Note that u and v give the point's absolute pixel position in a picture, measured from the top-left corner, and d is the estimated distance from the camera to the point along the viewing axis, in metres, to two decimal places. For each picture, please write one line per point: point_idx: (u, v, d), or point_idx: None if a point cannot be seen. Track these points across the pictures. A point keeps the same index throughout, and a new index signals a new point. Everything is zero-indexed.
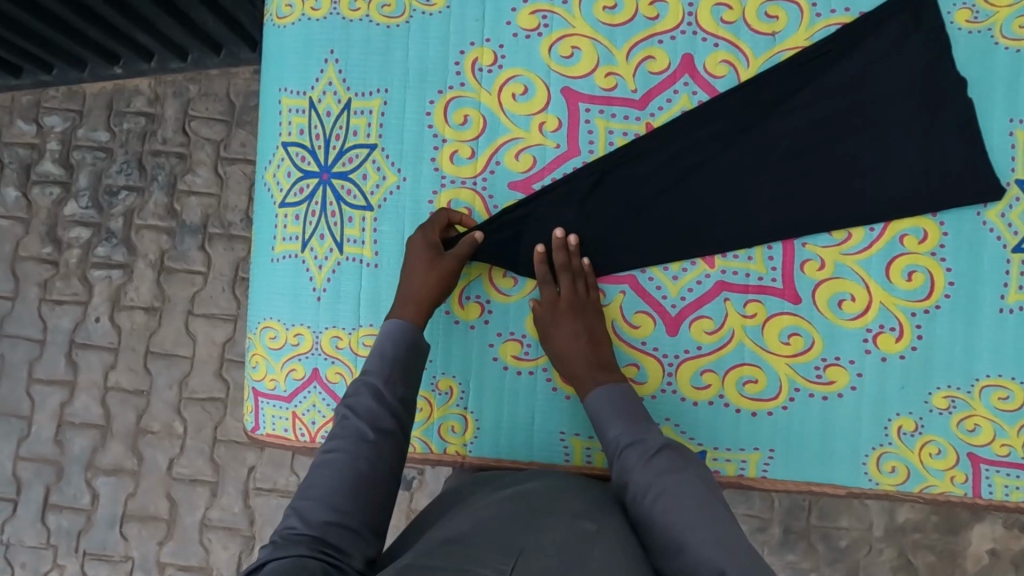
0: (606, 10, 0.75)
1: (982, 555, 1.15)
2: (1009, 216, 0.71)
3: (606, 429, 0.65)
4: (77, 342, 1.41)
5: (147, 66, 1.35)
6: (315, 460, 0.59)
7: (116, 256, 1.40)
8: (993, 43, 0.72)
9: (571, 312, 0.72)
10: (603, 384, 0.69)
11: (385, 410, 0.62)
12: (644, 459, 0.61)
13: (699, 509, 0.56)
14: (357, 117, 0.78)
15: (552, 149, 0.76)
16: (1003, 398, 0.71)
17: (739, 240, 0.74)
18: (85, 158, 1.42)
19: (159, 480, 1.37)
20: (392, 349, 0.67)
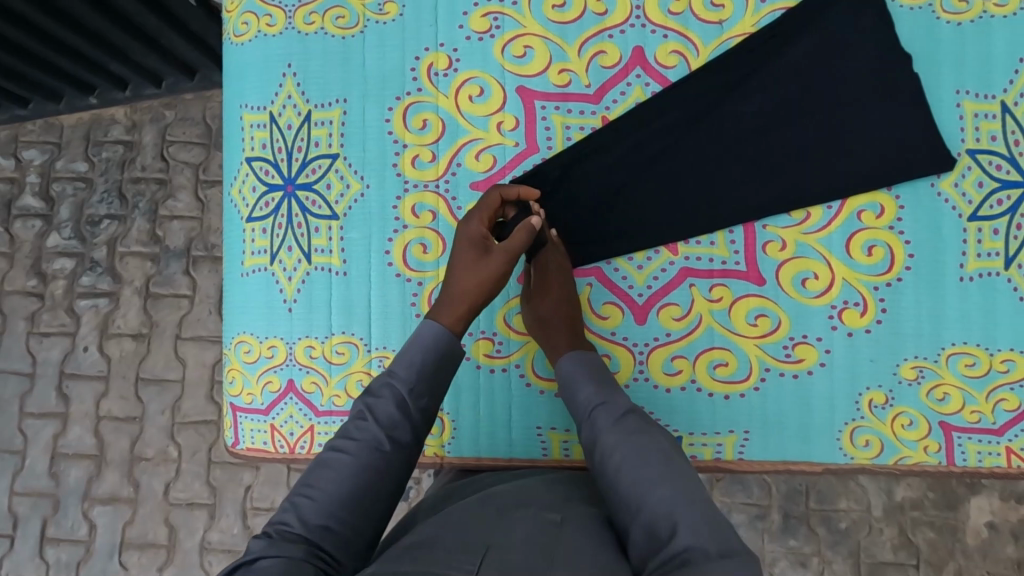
0: (556, 8, 0.76)
1: (981, 529, 1.15)
2: (963, 186, 0.72)
3: (576, 392, 0.65)
4: (67, 372, 1.41)
5: (123, 94, 1.36)
6: (322, 456, 0.57)
7: (101, 284, 1.41)
8: (935, 18, 0.73)
9: (554, 284, 0.73)
10: (574, 350, 0.69)
11: (405, 421, 0.60)
12: (612, 420, 0.61)
13: (662, 466, 0.55)
14: (318, 128, 0.79)
15: (512, 148, 0.76)
16: (970, 364, 0.72)
17: (701, 226, 0.74)
18: (66, 190, 1.43)
19: (157, 506, 1.37)
20: (422, 356, 0.63)
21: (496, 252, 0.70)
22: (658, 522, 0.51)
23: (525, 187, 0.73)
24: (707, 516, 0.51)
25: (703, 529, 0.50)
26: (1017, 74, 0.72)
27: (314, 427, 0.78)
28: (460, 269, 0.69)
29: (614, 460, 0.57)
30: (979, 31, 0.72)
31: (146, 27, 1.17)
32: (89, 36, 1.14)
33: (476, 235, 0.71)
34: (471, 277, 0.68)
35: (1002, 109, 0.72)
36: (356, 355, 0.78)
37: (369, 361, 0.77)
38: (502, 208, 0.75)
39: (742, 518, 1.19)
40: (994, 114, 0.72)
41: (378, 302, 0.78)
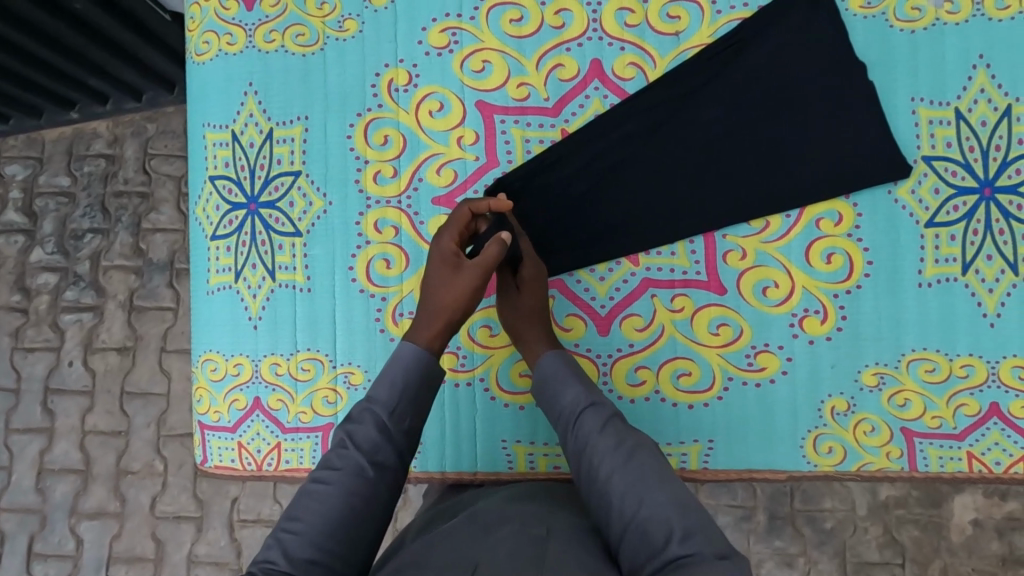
0: (513, 22, 0.76)
1: (966, 526, 1.15)
2: (919, 192, 0.72)
3: (562, 392, 0.63)
4: (52, 388, 1.41)
5: (103, 108, 1.36)
6: (304, 488, 0.57)
7: (85, 298, 1.41)
8: (889, 26, 0.73)
9: (533, 277, 0.72)
10: (557, 351, 0.68)
11: (387, 442, 0.60)
12: (600, 423, 0.60)
13: (654, 472, 0.55)
14: (280, 145, 0.79)
15: (472, 162, 0.77)
16: (930, 370, 0.72)
17: (661, 237, 0.75)
18: (49, 205, 1.43)
19: (144, 520, 1.37)
20: (403, 375, 0.63)
21: (468, 268, 0.68)
22: (653, 529, 0.51)
23: (496, 200, 0.70)
24: (701, 523, 0.51)
25: (698, 537, 0.50)
26: (970, 81, 0.72)
27: (281, 444, 0.78)
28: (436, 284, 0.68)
29: (605, 464, 0.57)
30: (932, 39, 0.73)
31: (122, 43, 1.16)
32: (67, 53, 1.14)
33: (447, 252, 0.70)
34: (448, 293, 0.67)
35: (956, 116, 0.72)
36: (322, 371, 0.78)
37: (334, 377, 0.78)
38: (475, 221, 0.73)
39: (728, 520, 1.19)
40: (949, 120, 0.72)
41: (342, 318, 0.78)
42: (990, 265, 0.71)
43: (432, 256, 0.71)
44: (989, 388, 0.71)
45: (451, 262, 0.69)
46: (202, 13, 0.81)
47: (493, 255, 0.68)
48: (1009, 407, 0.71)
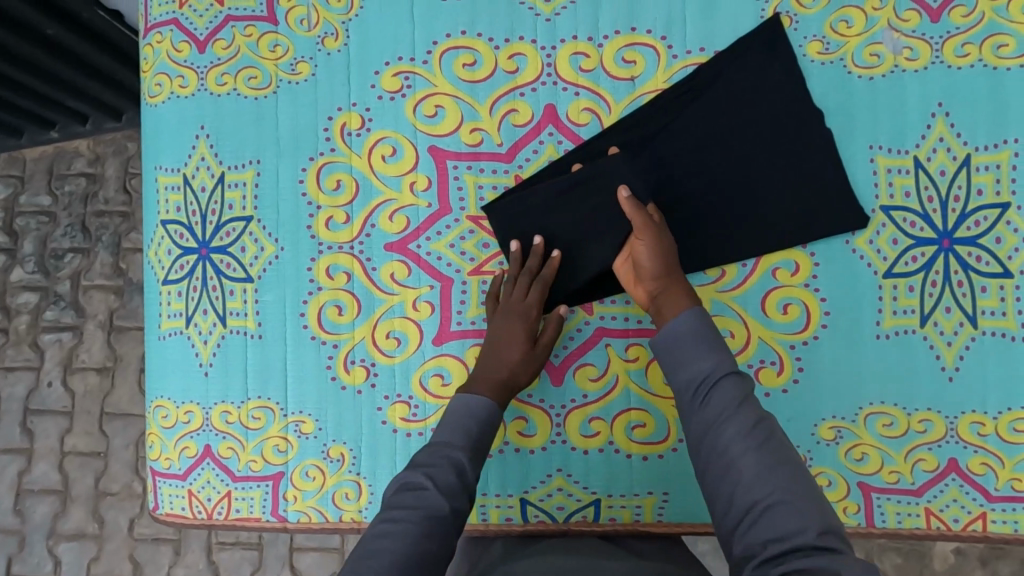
0: (466, 67, 0.75)
1: (948, 554, 1.12)
2: (877, 242, 0.71)
3: (696, 355, 0.60)
4: (31, 409, 1.39)
5: (84, 128, 1.31)
6: (378, 526, 0.56)
7: (66, 318, 1.39)
8: (847, 72, 0.72)
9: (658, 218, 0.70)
10: (694, 308, 0.64)
11: (463, 489, 0.61)
12: (735, 397, 0.57)
13: (790, 459, 0.54)
14: (231, 190, 0.78)
15: (425, 208, 0.76)
16: (888, 424, 0.70)
17: (615, 286, 0.74)
18: (30, 224, 1.41)
19: (123, 541, 1.36)
20: (479, 427, 0.66)
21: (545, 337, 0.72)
22: (784, 518, 0.50)
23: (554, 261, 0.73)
24: (833, 521, 0.51)
25: (832, 536, 0.49)
26: (929, 129, 0.71)
27: (231, 493, 0.77)
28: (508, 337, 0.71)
29: (737, 442, 0.55)
30: (891, 86, 0.71)
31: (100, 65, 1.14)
32: (45, 76, 1.09)
33: (527, 328, 0.71)
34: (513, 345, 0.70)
35: (915, 164, 0.71)
36: (272, 419, 0.77)
37: (285, 426, 0.76)
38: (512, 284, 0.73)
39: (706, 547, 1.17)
40: (908, 169, 0.71)
41: (293, 365, 0.77)
42: (948, 318, 0.70)
43: (512, 326, 0.71)
44: (947, 443, 0.70)
45: (523, 345, 0.70)
46: (155, 54, 0.79)
47: (560, 327, 0.72)
48: (967, 462, 0.69)
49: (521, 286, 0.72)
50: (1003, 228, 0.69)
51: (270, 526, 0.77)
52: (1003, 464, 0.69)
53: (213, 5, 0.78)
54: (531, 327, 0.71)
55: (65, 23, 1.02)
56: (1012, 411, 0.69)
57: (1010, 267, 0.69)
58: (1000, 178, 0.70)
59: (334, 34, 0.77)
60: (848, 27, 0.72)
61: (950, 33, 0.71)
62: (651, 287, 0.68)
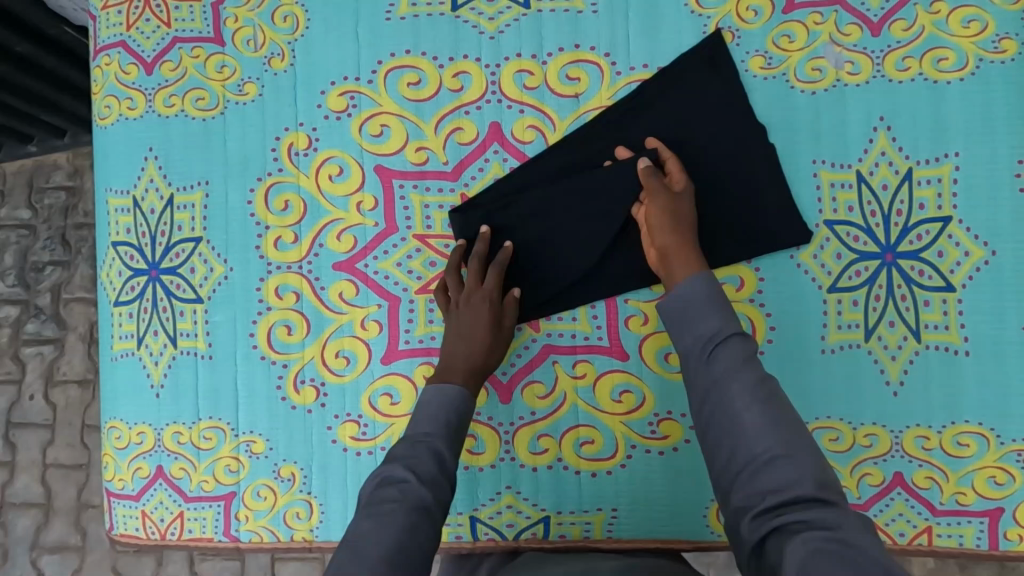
0: (410, 86, 0.75)
1: (926, 559, 1.04)
2: (822, 257, 0.71)
3: (704, 315, 0.59)
4: (13, 422, 1.28)
5: (62, 141, 1.22)
6: (362, 524, 0.51)
7: (46, 331, 1.28)
8: (789, 87, 0.72)
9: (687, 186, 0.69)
10: (702, 271, 0.62)
11: (445, 478, 0.57)
12: (741, 354, 0.56)
13: (794, 417, 0.53)
14: (180, 212, 0.78)
15: (372, 228, 0.76)
16: (834, 439, 0.70)
17: (563, 303, 0.74)
18: (9, 237, 1.29)
19: (106, 553, 1.27)
20: (455, 417, 0.63)
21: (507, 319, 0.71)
22: (785, 470, 0.49)
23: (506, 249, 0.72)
24: (836, 480, 0.50)
25: (833, 491, 0.49)
26: (871, 143, 0.71)
27: (184, 513, 0.77)
28: (473, 324, 0.70)
29: (741, 397, 0.53)
30: (833, 100, 0.71)
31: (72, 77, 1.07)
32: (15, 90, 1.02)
33: (485, 313, 0.70)
34: (479, 329, 0.69)
35: (857, 179, 0.71)
36: (223, 439, 0.77)
37: (236, 446, 0.77)
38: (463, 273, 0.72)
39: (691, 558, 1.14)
40: (850, 183, 0.71)
41: (243, 386, 0.77)
42: (892, 332, 0.70)
43: (471, 312, 0.70)
44: (892, 458, 0.70)
45: (489, 334, 0.69)
46: (104, 76, 0.80)
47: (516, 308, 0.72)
48: (912, 476, 0.69)
49: (475, 273, 0.72)
50: (945, 241, 0.69)
51: (223, 545, 0.77)
52: (947, 478, 0.69)
53: (160, 26, 0.78)
54: (494, 314, 0.70)
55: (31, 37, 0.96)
56: (956, 425, 0.69)
57: (953, 281, 0.69)
58: (942, 192, 0.70)
59: (281, 55, 0.77)
60: (790, 43, 0.72)
61: (891, 46, 0.71)
62: (662, 242, 0.65)
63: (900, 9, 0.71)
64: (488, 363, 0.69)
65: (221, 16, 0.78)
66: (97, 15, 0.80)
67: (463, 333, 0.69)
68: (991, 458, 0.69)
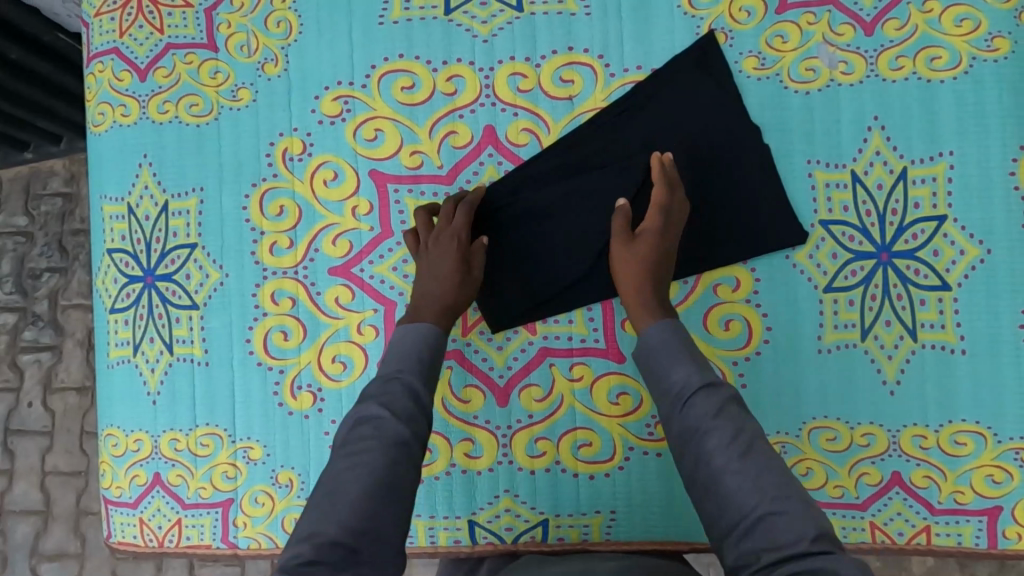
0: (404, 90, 0.75)
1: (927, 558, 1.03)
2: (817, 257, 0.71)
3: (672, 369, 0.60)
4: (11, 429, 1.28)
5: (57, 148, 1.22)
6: (343, 460, 0.57)
7: (44, 337, 1.28)
8: (783, 87, 0.72)
9: (655, 229, 0.68)
10: (664, 321, 0.64)
11: (421, 413, 0.62)
12: (715, 404, 0.57)
13: (773, 464, 0.55)
14: (175, 218, 0.78)
15: (367, 232, 0.76)
16: (831, 439, 0.70)
17: (559, 305, 0.74)
18: (5, 244, 1.29)
19: (107, 559, 1.26)
20: (429, 353, 0.66)
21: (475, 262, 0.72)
22: (779, 526, 0.51)
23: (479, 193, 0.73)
24: (824, 524, 0.52)
25: (824, 537, 0.51)
26: (865, 143, 0.71)
27: (181, 520, 0.77)
28: (441, 259, 0.70)
29: (719, 453, 0.55)
30: (827, 100, 0.71)
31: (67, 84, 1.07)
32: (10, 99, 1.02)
33: (454, 252, 0.70)
34: (446, 264, 0.70)
35: (852, 178, 0.71)
36: (220, 446, 0.77)
37: (233, 453, 0.77)
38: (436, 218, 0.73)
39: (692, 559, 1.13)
40: (845, 183, 0.71)
41: (239, 392, 0.77)
42: (888, 331, 0.70)
43: (439, 250, 0.70)
44: (889, 457, 0.70)
45: (458, 272, 0.70)
46: (97, 83, 0.80)
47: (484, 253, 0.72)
48: (910, 476, 0.69)
49: (446, 212, 0.72)
50: (940, 240, 0.69)
51: (221, 552, 0.77)
52: (945, 477, 0.69)
53: (153, 33, 0.78)
54: (464, 252, 0.71)
55: (26, 44, 0.96)
56: (953, 423, 0.69)
57: (948, 280, 0.69)
58: (937, 191, 0.70)
59: (274, 60, 0.77)
60: (783, 43, 0.72)
61: (884, 45, 0.71)
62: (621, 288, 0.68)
63: (892, 8, 0.71)
64: (458, 301, 0.71)
65: (214, 22, 0.78)
66: (89, 22, 0.80)
67: (432, 271, 0.70)
68: (989, 456, 0.68)
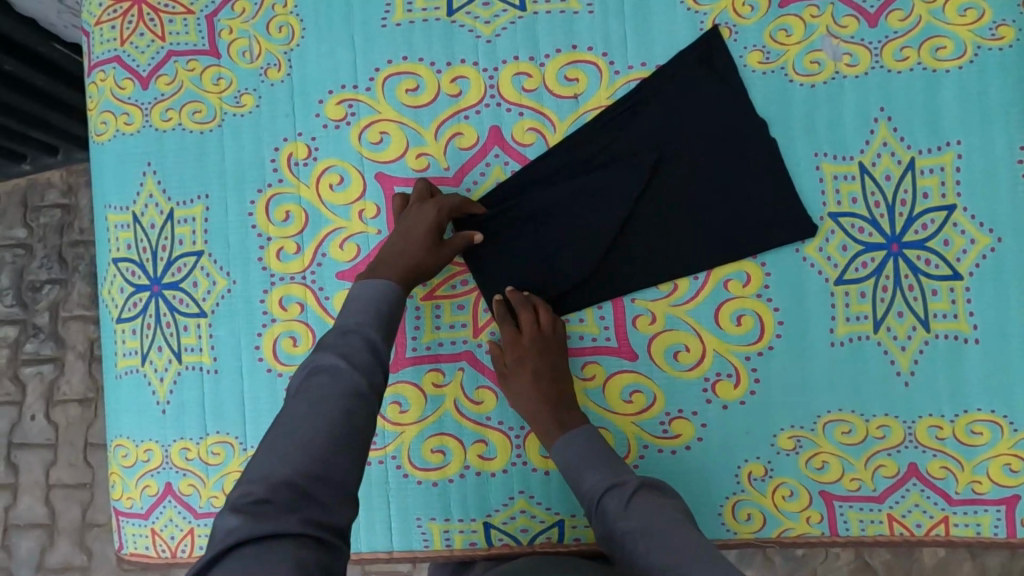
0: (409, 92, 0.75)
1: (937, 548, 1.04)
2: (827, 250, 0.71)
3: (582, 478, 0.66)
4: (14, 443, 1.27)
5: (55, 159, 1.22)
6: (298, 411, 0.56)
7: (45, 350, 1.27)
8: (788, 80, 0.72)
9: (516, 358, 0.71)
10: (567, 433, 0.68)
11: (380, 365, 0.62)
12: (625, 500, 0.63)
13: (685, 542, 0.58)
14: (181, 226, 0.77)
15: (374, 236, 0.75)
16: (846, 432, 0.70)
17: (570, 303, 0.74)
18: (4, 258, 1.28)
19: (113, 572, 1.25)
20: (388, 308, 0.66)
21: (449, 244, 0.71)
22: None
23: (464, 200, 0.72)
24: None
25: None
26: (872, 134, 0.71)
27: (194, 529, 0.76)
28: (414, 222, 0.70)
29: (637, 547, 0.59)
30: (832, 93, 0.71)
31: (61, 95, 1.06)
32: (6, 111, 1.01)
33: (430, 220, 0.70)
34: (420, 225, 0.69)
35: (860, 170, 0.71)
36: (232, 454, 0.76)
37: (245, 461, 0.76)
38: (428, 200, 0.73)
39: None
40: (853, 175, 0.71)
41: (250, 400, 0.76)
42: (901, 322, 0.70)
43: (415, 217, 0.70)
44: (905, 448, 0.69)
45: (430, 240, 0.70)
46: (98, 92, 0.79)
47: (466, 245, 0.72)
48: (927, 467, 0.69)
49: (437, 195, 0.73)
50: (950, 230, 0.69)
51: None
52: (962, 467, 0.69)
53: (154, 40, 0.78)
54: (441, 221, 0.70)
55: (21, 56, 0.95)
56: (968, 413, 0.69)
57: (960, 269, 0.69)
58: (945, 180, 0.70)
59: (277, 65, 0.77)
60: (788, 36, 0.72)
61: (888, 37, 0.71)
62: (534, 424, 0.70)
63: None
64: (423, 264, 0.70)
65: (215, 28, 0.78)
66: (90, 31, 0.80)
67: (405, 230, 0.70)
68: (1005, 445, 0.68)
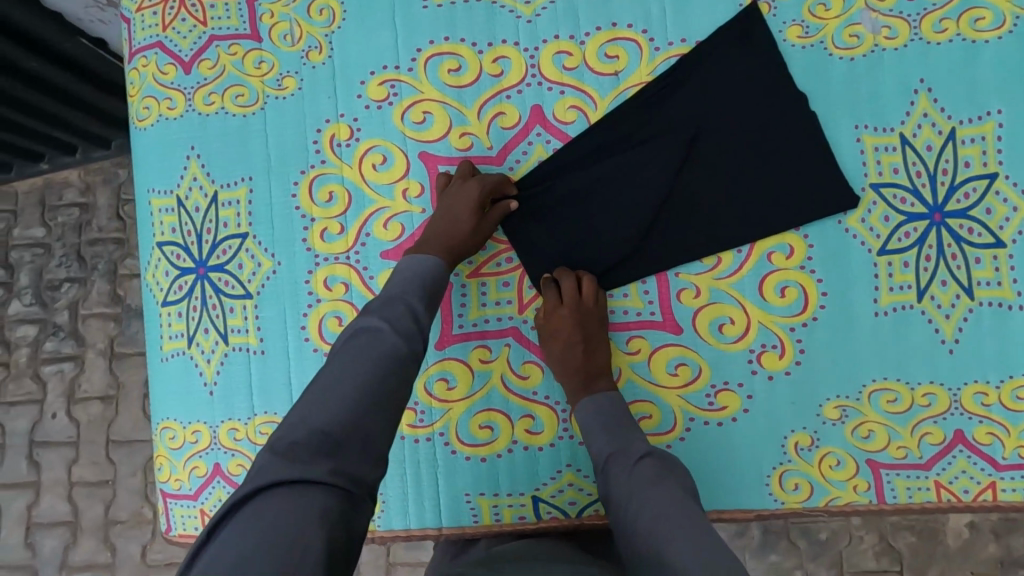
0: (451, 72, 0.76)
1: (963, 529, 1.05)
2: (869, 220, 0.72)
3: (592, 442, 0.69)
4: (36, 441, 1.27)
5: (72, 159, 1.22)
6: (337, 368, 0.59)
7: (65, 348, 1.27)
8: (827, 54, 0.73)
9: (554, 326, 0.72)
10: (585, 399, 0.71)
11: (420, 333, 0.64)
12: (628, 466, 0.64)
13: (670, 508, 0.59)
14: (225, 208, 0.78)
15: (418, 214, 0.76)
16: (892, 400, 0.71)
17: (613, 278, 0.75)
18: (24, 257, 1.29)
19: (135, 569, 1.25)
20: (432, 282, 0.68)
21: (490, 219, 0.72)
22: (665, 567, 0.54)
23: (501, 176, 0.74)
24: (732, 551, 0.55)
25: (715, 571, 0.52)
26: (912, 106, 0.71)
27: None
28: (457, 199, 0.70)
29: (624, 509, 0.61)
30: (871, 65, 0.72)
31: (82, 94, 1.05)
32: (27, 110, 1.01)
33: (473, 198, 0.70)
34: (462, 203, 0.70)
35: (901, 141, 0.71)
36: None
37: None
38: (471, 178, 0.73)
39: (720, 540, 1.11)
40: (894, 146, 0.72)
41: (297, 380, 0.77)
42: (945, 291, 0.71)
43: (457, 194, 0.71)
44: (951, 416, 0.70)
45: (474, 218, 0.70)
46: (140, 78, 0.80)
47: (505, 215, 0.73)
48: (973, 433, 0.70)
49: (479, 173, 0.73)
50: (992, 198, 0.70)
51: None
52: (1008, 432, 0.70)
53: (196, 26, 0.79)
54: (483, 198, 0.71)
55: (45, 56, 0.94)
56: (1014, 379, 0.69)
57: (1002, 237, 0.70)
58: (987, 149, 0.70)
59: (318, 48, 0.78)
60: (826, 10, 0.73)
61: (927, 10, 0.71)
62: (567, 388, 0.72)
63: None
64: (467, 242, 0.71)
65: (256, 13, 0.78)
66: (130, 18, 0.80)
67: (447, 209, 0.70)
68: None
